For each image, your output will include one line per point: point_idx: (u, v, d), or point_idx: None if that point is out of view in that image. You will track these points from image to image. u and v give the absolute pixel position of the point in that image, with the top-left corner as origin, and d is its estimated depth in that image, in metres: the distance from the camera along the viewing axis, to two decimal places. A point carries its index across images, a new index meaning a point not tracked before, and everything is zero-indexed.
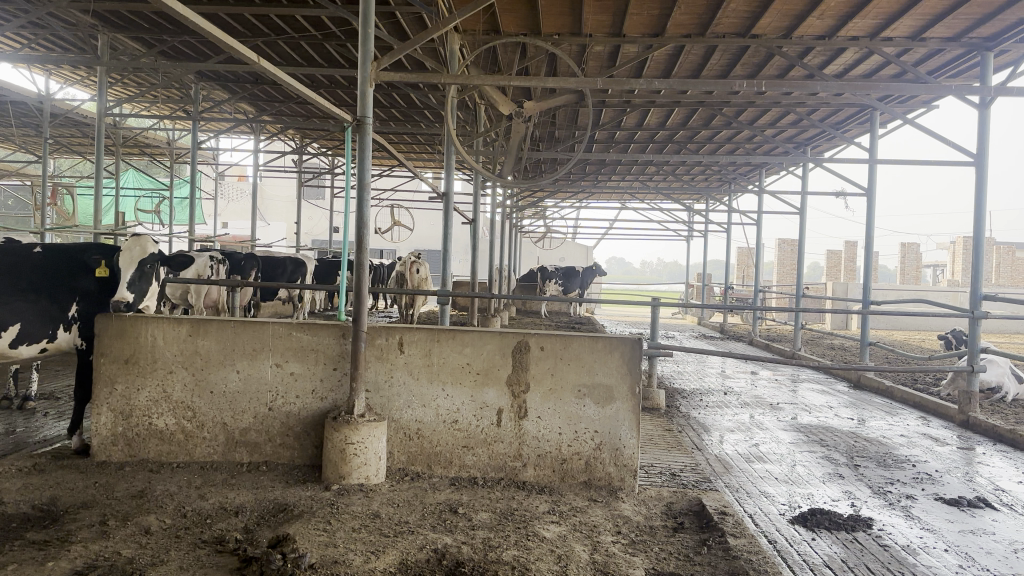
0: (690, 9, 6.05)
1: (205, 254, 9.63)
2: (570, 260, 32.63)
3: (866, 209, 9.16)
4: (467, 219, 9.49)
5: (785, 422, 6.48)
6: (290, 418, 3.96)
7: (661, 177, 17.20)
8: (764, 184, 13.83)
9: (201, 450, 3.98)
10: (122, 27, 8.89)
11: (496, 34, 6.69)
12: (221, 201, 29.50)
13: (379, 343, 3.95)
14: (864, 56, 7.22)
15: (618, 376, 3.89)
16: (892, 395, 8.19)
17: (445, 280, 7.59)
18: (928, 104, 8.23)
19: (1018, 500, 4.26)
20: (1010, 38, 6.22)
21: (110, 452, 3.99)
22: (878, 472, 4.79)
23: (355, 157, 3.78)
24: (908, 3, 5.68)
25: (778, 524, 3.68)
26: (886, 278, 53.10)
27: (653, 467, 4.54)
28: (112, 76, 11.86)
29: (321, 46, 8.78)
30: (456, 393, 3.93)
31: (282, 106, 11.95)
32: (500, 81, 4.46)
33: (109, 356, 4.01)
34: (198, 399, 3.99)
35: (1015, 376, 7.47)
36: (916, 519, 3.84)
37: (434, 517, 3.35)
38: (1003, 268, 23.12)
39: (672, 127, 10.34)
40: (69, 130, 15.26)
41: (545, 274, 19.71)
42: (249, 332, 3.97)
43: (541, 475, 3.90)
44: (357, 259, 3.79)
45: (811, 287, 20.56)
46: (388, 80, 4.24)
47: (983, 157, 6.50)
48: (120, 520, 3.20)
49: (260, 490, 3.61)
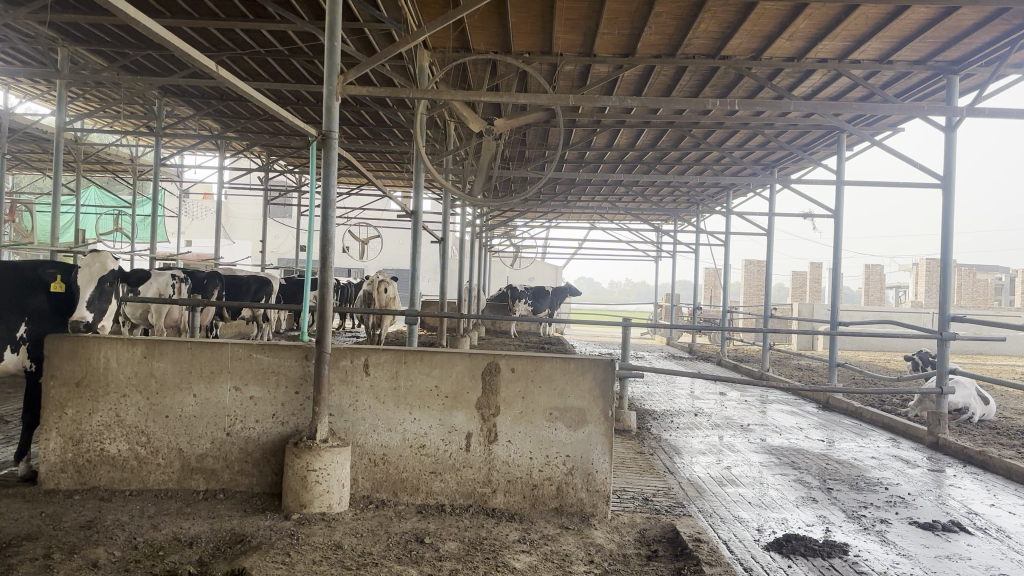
0: (660, 29, 6.03)
1: (166, 273, 9.42)
2: (539, 279, 32.69)
3: (834, 230, 9.20)
4: (435, 237, 9.21)
5: (757, 443, 6.43)
6: (249, 443, 3.80)
7: (630, 198, 17.29)
8: (732, 205, 13.94)
9: (155, 477, 3.80)
10: (83, 41, 8.69)
11: (465, 52, 6.64)
12: (185, 219, 29.09)
13: (343, 365, 3.81)
14: (831, 80, 7.29)
15: (590, 399, 3.80)
16: (861, 416, 8.18)
17: (413, 300, 7.41)
18: (894, 126, 8.34)
19: (992, 524, 4.23)
20: (974, 63, 6.31)
21: (58, 479, 3.79)
22: (851, 495, 4.74)
23: (320, 172, 3.64)
24: (876, 26, 5.73)
25: (753, 551, 3.60)
26: (849, 299, 54.10)
27: (625, 492, 4.43)
28: (72, 91, 11.63)
29: (287, 62, 8.67)
30: (424, 416, 3.80)
31: (248, 122, 11.78)
32: (471, 96, 4.31)
33: (59, 378, 3.82)
34: (152, 424, 3.81)
35: (981, 397, 7.51)
36: (891, 544, 3.78)
37: (400, 548, 3.21)
38: (965, 289, 23.55)
39: (642, 148, 10.36)
40: (27, 145, 14.91)
41: (514, 293, 19.66)
42: (208, 353, 3.82)
43: (511, 501, 3.77)
44: (320, 277, 3.64)
45: (778, 308, 20.75)
46: (357, 95, 4.07)
47: (950, 179, 6.55)
48: (66, 553, 3.01)
49: (216, 520, 3.44)
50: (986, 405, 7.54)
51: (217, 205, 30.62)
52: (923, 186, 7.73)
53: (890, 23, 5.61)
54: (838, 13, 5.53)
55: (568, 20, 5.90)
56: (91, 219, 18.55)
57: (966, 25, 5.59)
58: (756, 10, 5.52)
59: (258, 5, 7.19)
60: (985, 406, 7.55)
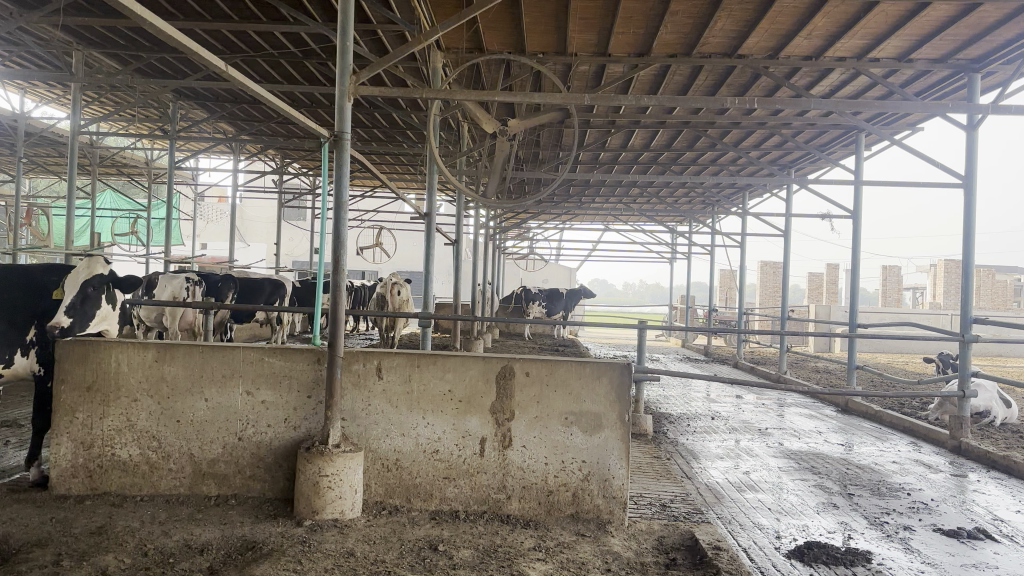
0: (676, 28, 5.96)
1: (180, 276, 9.42)
2: (553, 282, 32.67)
3: (852, 231, 9.07)
4: (448, 239, 9.13)
5: (774, 448, 6.34)
6: (261, 449, 3.76)
7: (645, 200, 17.19)
8: (747, 206, 13.84)
9: (167, 483, 3.76)
10: (98, 44, 8.70)
11: (479, 52, 6.60)
12: (201, 222, 29.26)
13: (356, 369, 3.76)
14: (850, 78, 7.20)
15: (606, 403, 3.74)
16: (880, 420, 8.08)
17: (426, 302, 7.34)
18: (913, 125, 8.24)
19: (1019, 531, 4.12)
20: (997, 60, 6.21)
21: (70, 484, 3.76)
22: (873, 501, 4.64)
23: (332, 174, 3.60)
24: (896, 24, 5.63)
25: (774, 559, 3.51)
26: (866, 300, 53.70)
27: (642, 498, 4.36)
28: (87, 95, 11.68)
29: (300, 64, 8.66)
30: (438, 421, 3.74)
31: (262, 126, 11.78)
32: (484, 96, 4.25)
33: (71, 383, 3.79)
34: (164, 429, 3.78)
35: (1004, 401, 7.37)
36: (916, 552, 3.69)
37: (413, 555, 3.16)
38: (984, 291, 23.26)
39: (656, 149, 10.28)
40: (44, 149, 14.98)
41: (528, 295, 19.61)
42: (218, 357, 3.79)
43: (526, 508, 3.70)
44: (333, 280, 3.60)
45: (794, 310, 20.58)
46: (368, 96, 4.02)
47: (972, 179, 6.44)
48: (76, 560, 2.97)
49: (227, 527, 3.39)
50: (1008, 408, 7.39)
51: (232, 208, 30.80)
52: (943, 186, 7.62)
53: (911, 20, 5.51)
54: (857, 11, 5.44)
55: (584, 19, 5.84)
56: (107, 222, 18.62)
57: (988, 23, 5.49)
58: (773, 9, 5.44)
59: (271, 7, 7.17)
60: (1008, 410, 7.41)
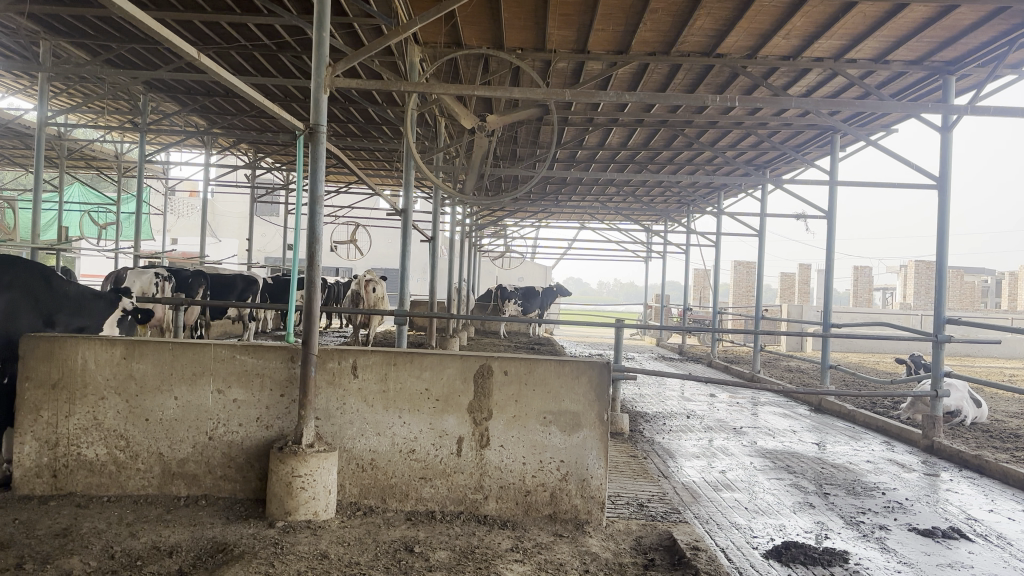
0: (656, 26, 5.94)
1: (149, 272, 9.23)
2: (529, 280, 32.73)
3: (827, 230, 9.12)
4: (425, 237, 8.99)
5: (750, 447, 6.35)
6: (232, 448, 3.68)
7: (621, 200, 17.23)
8: (723, 206, 13.91)
9: (135, 483, 3.66)
10: (67, 33, 8.49)
11: (457, 47, 6.55)
12: (172, 216, 28.87)
13: (330, 367, 3.68)
14: (828, 78, 7.23)
15: (585, 403, 3.70)
16: (854, 419, 8.14)
17: (403, 300, 7.20)
18: (887, 127, 8.33)
19: (993, 530, 4.15)
20: (971, 62, 6.26)
21: (33, 485, 3.64)
22: (848, 501, 4.65)
23: (307, 169, 3.52)
24: (874, 25, 5.65)
25: (753, 559, 3.50)
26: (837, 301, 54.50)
27: (619, 497, 4.33)
28: (55, 85, 11.42)
29: (275, 57, 8.54)
30: (414, 420, 3.68)
31: (234, 119, 11.59)
32: (463, 90, 4.12)
33: (35, 380, 3.67)
34: (132, 427, 3.68)
35: (973, 400, 7.47)
36: (892, 552, 3.69)
37: (388, 557, 3.10)
38: (952, 292, 23.61)
39: (633, 147, 10.29)
40: (10, 141, 14.64)
41: (504, 292, 19.59)
42: (189, 354, 3.69)
43: (503, 508, 3.66)
44: (308, 276, 3.52)
45: (767, 309, 20.74)
46: (344, 88, 3.88)
47: (946, 181, 6.49)
48: (39, 563, 2.87)
49: (197, 528, 3.31)
50: (978, 408, 7.49)
51: (204, 203, 30.47)
52: (916, 186, 7.67)
53: (887, 21, 5.53)
54: (835, 11, 5.45)
55: (564, 15, 5.80)
56: (75, 217, 18.40)
57: (964, 25, 5.53)
58: (751, 7, 5.43)
59: None
60: (978, 409, 7.52)
